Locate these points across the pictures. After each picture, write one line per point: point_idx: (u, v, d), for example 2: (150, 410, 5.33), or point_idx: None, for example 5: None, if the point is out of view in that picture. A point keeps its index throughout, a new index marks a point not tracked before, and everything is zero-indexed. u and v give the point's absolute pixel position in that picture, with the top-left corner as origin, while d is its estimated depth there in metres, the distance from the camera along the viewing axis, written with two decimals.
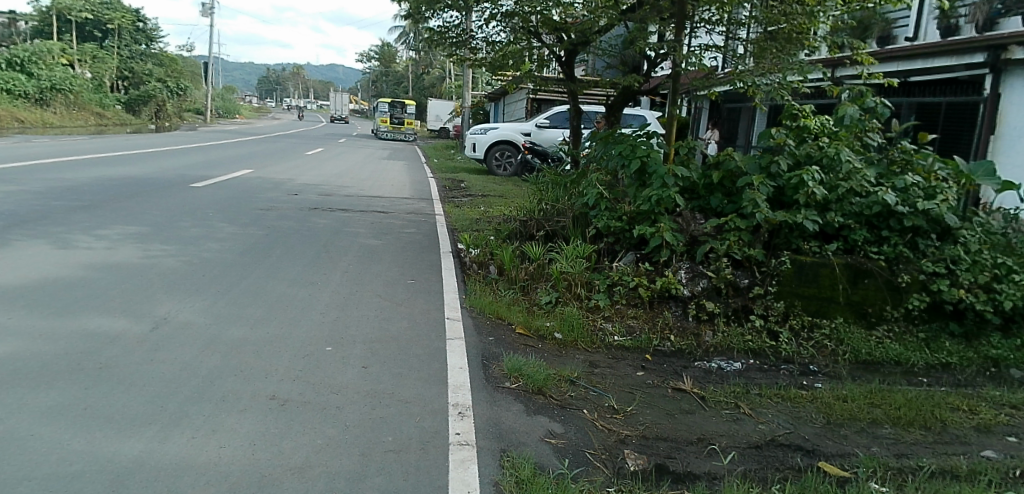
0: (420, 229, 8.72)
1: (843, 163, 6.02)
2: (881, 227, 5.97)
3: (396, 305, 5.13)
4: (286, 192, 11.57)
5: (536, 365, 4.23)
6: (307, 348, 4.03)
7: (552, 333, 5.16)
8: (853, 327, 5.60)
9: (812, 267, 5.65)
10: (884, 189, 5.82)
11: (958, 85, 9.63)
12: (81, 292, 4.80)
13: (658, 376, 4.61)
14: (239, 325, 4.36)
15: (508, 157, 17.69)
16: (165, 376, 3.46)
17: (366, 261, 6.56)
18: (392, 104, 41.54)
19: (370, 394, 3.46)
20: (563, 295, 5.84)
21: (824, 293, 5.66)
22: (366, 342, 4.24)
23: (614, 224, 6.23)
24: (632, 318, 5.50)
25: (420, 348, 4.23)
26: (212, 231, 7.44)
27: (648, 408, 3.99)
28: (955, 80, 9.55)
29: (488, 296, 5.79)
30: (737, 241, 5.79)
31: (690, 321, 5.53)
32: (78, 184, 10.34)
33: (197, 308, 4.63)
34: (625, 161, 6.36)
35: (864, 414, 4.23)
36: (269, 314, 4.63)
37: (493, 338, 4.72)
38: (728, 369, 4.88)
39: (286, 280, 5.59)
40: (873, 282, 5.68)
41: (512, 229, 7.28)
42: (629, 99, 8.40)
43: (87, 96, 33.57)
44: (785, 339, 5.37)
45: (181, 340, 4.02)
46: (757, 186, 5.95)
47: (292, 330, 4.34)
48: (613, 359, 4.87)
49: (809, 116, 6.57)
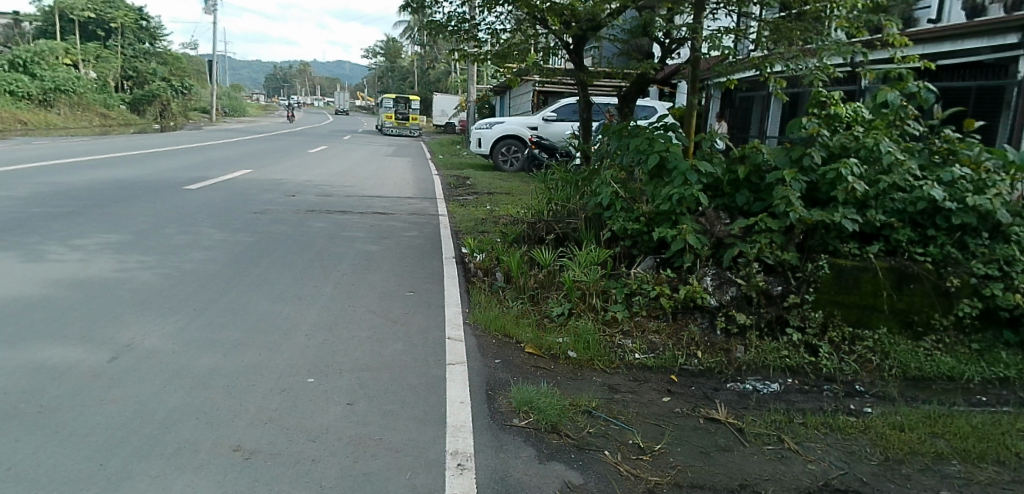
0: (422, 231, 8.20)
1: (884, 154, 5.41)
2: (927, 226, 5.35)
3: (391, 323, 4.61)
4: (284, 193, 11.06)
5: (548, 395, 3.71)
6: (285, 382, 3.51)
7: (566, 352, 4.62)
8: (898, 338, 5.01)
9: (852, 273, 5.06)
10: (931, 183, 5.20)
11: (985, 68, 9.14)
12: (39, 313, 4.31)
13: (687, 404, 4.07)
14: (211, 351, 3.86)
15: (514, 152, 17.10)
16: (114, 424, 2.96)
17: (362, 270, 6.04)
18: (396, 100, 41.01)
19: (354, 442, 2.95)
20: (576, 305, 5.29)
21: (866, 301, 5.07)
22: (354, 370, 3.72)
23: (630, 226, 5.67)
24: (654, 332, 4.94)
25: (415, 377, 3.70)
26: (198, 238, 6.93)
27: (678, 446, 3.47)
28: (983, 63, 9.08)
29: (494, 309, 5.26)
30: (769, 244, 5.22)
31: (719, 335, 4.97)
32: (66, 188, 9.86)
33: (167, 330, 4.13)
34: (641, 155, 5.78)
35: (926, 447, 3.68)
36: (247, 336, 4.13)
37: (497, 361, 4.19)
38: (766, 393, 4.35)
39: (272, 295, 5.08)
40: (919, 287, 5.06)
41: (520, 231, 6.74)
42: (644, 88, 7.77)
43: (91, 96, 33.25)
44: (825, 354, 4.80)
45: (142, 372, 3.52)
46: (789, 181, 5.37)
47: (271, 358, 3.82)
48: (635, 382, 4.33)
49: (839, 104, 6.03)
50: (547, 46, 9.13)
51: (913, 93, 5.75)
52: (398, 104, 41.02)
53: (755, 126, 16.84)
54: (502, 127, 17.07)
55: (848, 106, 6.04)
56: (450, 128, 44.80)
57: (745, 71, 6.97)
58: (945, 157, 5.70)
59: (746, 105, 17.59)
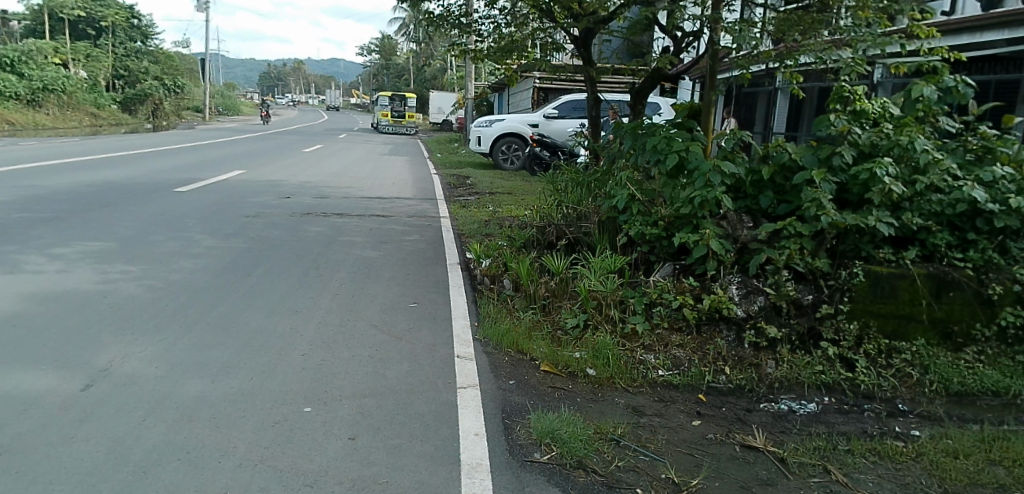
0: (423, 235, 7.84)
1: (919, 153, 5.07)
2: (965, 229, 5.01)
3: (394, 339, 4.25)
4: (278, 194, 10.70)
5: (570, 422, 3.36)
6: (279, 412, 3.15)
7: (584, 369, 4.27)
8: (938, 351, 4.66)
9: (889, 280, 4.70)
10: (971, 184, 4.85)
11: (998, 61, 8.96)
12: (10, 333, 3.95)
13: (720, 428, 3.72)
14: (197, 376, 3.50)
15: (514, 150, 16.73)
16: (83, 468, 2.60)
17: (361, 279, 5.68)
18: (392, 98, 40.61)
19: (357, 487, 2.59)
20: (593, 316, 4.94)
21: (904, 310, 4.72)
22: (354, 396, 3.36)
23: (648, 231, 5.32)
24: (677, 346, 4.60)
25: (422, 404, 3.34)
26: (187, 245, 6.56)
27: (716, 479, 3.12)
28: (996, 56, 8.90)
29: (505, 322, 4.90)
30: (799, 250, 4.88)
31: (747, 349, 4.62)
32: (50, 191, 9.47)
33: (150, 351, 3.77)
34: (659, 155, 5.43)
35: (986, 476, 3.34)
36: (238, 357, 3.77)
37: (512, 382, 3.82)
38: (802, 414, 4.01)
39: (266, 308, 4.71)
40: (960, 295, 4.71)
41: (528, 236, 6.38)
42: (657, 83, 7.38)
43: (81, 96, 32.76)
44: (862, 368, 4.46)
45: (120, 402, 3.16)
46: (818, 182, 5.03)
47: (264, 382, 3.47)
48: (661, 402, 3.98)
49: (863, 99, 5.74)
50: (552, 42, 8.77)
51: (949, 88, 5.43)
52: (394, 101, 40.53)
53: (760, 122, 16.67)
54: (502, 125, 16.71)
55: (874, 102, 5.71)
56: (447, 126, 44.44)
57: (762, 66, 6.63)
58: (980, 156, 5.36)
59: (751, 101, 17.42)
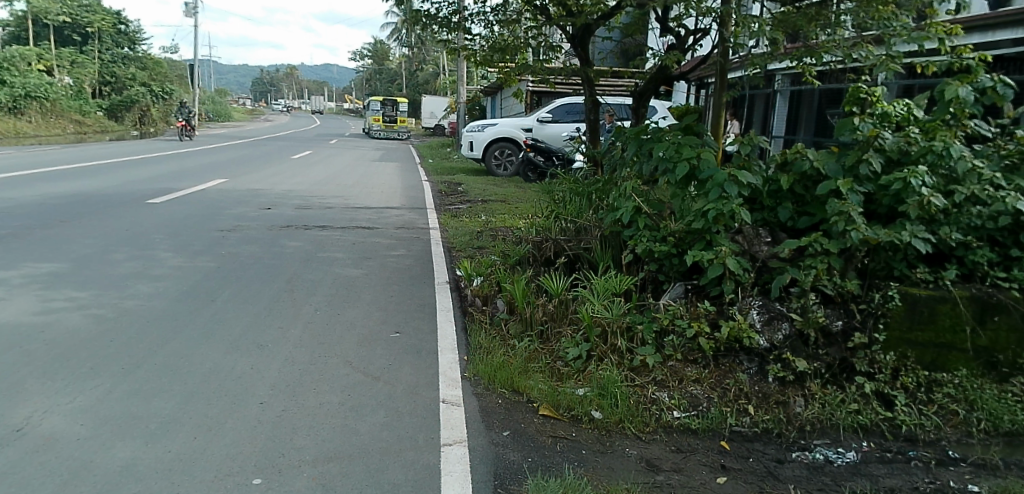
0: (410, 249, 7.30)
1: (957, 160, 4.54)
2: (1008, 245, 4.46)
3: (370, 380, 3.70)
4: (259, 205, 10.14)
5: (578, 488, 2.81)
6: (220, 487, 2.59)
7: (590, 411, 3.72)
8: (981, 383, 4.02)
9: (928, 304, 4.13)
10: (1015, 194, 4.31)
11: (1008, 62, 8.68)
12: None
13: (749, 487, 3.17)
14: (129, 437, 2.93)
15: (507, 155, 16.28)
16: None
17: (338, 303, 5.13)
18: (384, 103, 40.09)
19: None
20: (596, 346, 4.39)
21: (944, 338, 4.12)
22: (316, 461, 2.81)
23: (657, 248, 4.78)
24: (693, 382, 4.06)
25: (398, 471, 2.79)
26: (149, 265, 5.98)
27: None
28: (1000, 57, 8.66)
29: (497, 354, 4.35)
30: (827, 270, 4.34)
31: (772, 384, 4.08)
32: (12, 204, 8.89)
33: (82, 403, 3.23)
34: (668, 164, 4.89)
35: None
36: (184, 409, 3.22)
37: (506, 434, 3.28)
38: (843, 467, 3.47)
39: (226, 341, 4.15)
40: (1005, 319, 4.08)
41: (523, 252, 5.83)
42: (663, 85, 6.81)
43: (65, 103, 32.06)
44: (903, 407, 3.92)
45: (26, 478, 2.60)
46: (845, 193, 4.51)
47: (208, 444, 2.91)
48: (679, 453, 3.43)
49: (884, 101, 5.24)
50: (547, 42, 8.25)
51: (984, 88, 4.90)
52: (386, 106, 40.03)
53: (760, 124, 16.55)
54: (495, 129, 16.17)
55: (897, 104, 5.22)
56: (439, 130, 43.94)
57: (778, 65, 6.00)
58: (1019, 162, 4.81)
59: (750, 103, 17.07)
